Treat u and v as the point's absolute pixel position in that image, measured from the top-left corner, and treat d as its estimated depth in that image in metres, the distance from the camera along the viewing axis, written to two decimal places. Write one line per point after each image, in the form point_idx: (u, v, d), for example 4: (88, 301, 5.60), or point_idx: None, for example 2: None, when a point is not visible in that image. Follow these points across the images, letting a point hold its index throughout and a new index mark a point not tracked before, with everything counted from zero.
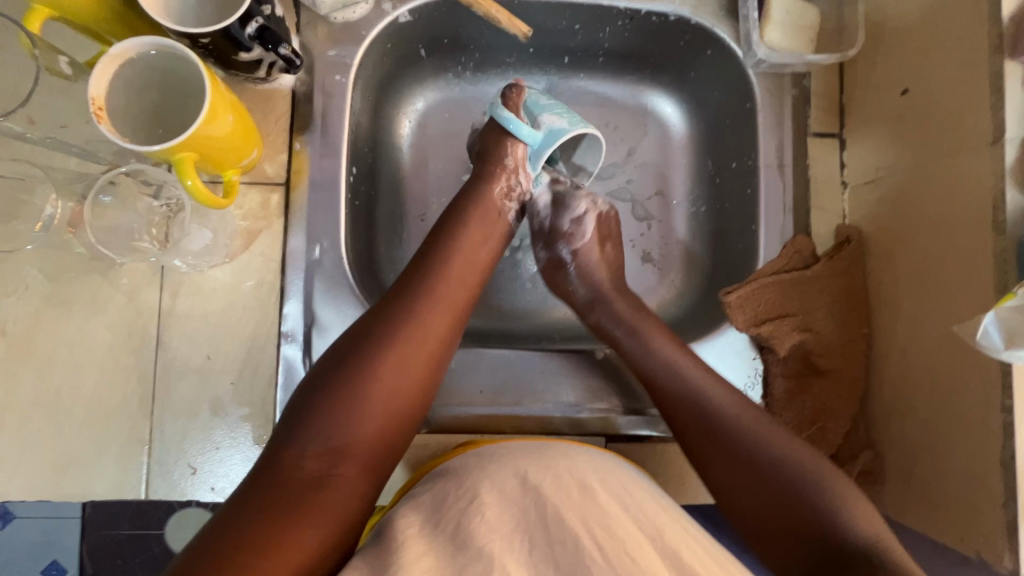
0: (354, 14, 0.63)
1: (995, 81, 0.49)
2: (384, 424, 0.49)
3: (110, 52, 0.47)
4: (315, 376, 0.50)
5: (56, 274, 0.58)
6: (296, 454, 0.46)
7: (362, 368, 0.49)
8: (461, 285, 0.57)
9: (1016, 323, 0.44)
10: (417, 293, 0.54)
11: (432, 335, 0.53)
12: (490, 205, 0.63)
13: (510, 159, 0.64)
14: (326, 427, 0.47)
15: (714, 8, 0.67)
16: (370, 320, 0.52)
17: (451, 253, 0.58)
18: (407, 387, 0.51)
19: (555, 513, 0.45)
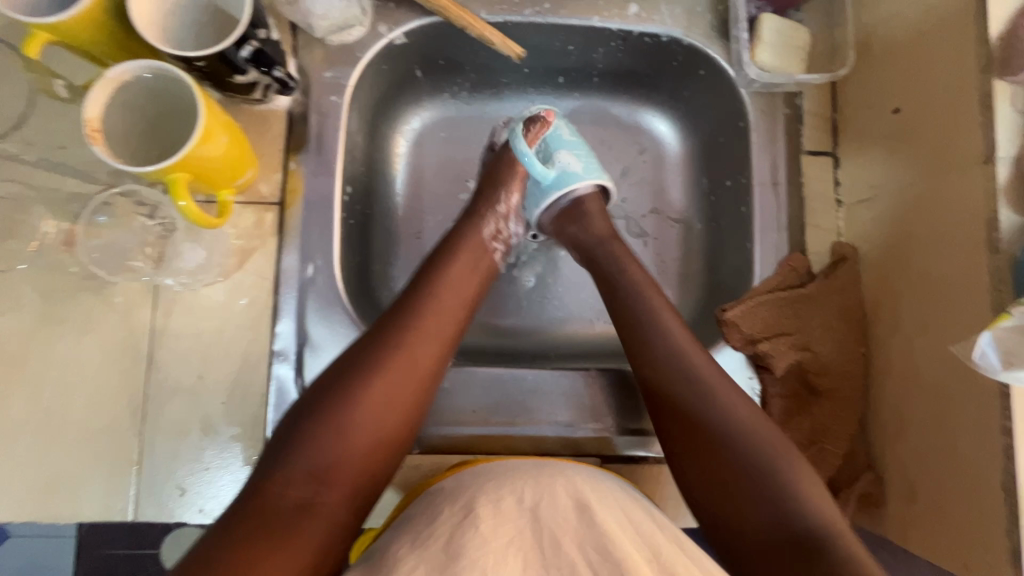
0: (349, 37, 0.64)
1: (986, 101, 0.49)
2: (370, 453, 0.49)
3: (106, 75, 0.47)
4: (302, 404, 0.50)
5: (49, 293, 0.58)
6: (279, 481, 0.46)
7: (349, 396, 0.49)
8: (451, 312, 0.57)
9: (1014, 343, 0.43)
10: (407, 322, 0.54)
11: (420, 365, 0.53)
12: (478, 241, 0.63)
13: (503, 205, 0.66)
14: (311, 455, 0.47)
15: (706, 29, 0.67)
16: (359, 347, 0.52)
17: (443, 282, 0.58)
18: (395, 417, 0.51)
19: (553, 534, 0.45)
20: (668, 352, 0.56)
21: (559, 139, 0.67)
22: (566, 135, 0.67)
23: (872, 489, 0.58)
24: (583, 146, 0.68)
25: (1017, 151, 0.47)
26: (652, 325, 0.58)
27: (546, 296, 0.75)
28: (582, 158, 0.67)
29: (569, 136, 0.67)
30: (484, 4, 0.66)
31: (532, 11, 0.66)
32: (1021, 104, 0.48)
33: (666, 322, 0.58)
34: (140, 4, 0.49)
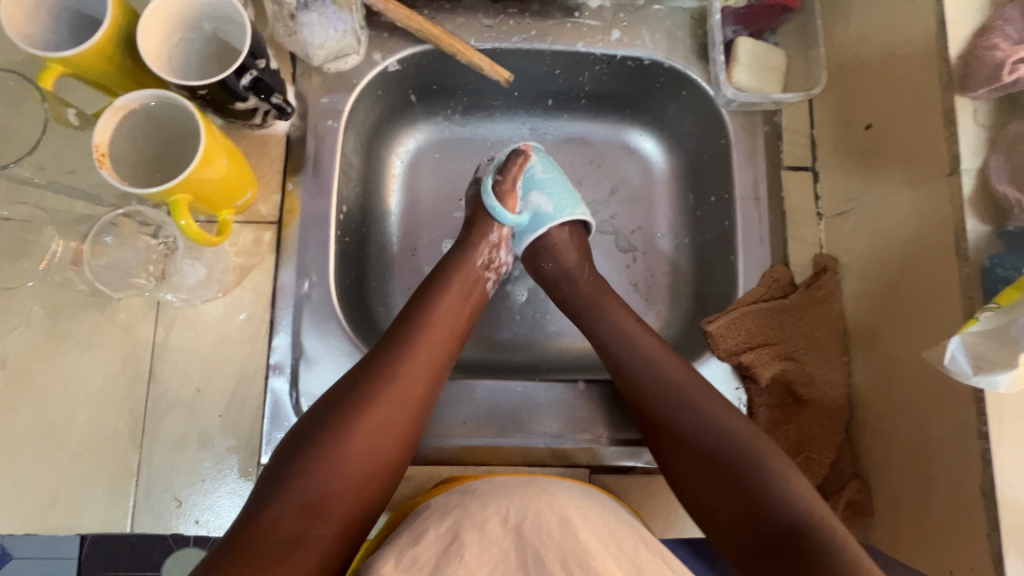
0: (345, 65, 0.67)
1: (949, 116, 0.51)
2: (362, 483, 0.50)
3: (115, 104, 0.50)
4: (294, 437, 0.51)
5: (56, 310, 0.61)
6: (272, 515, 0.47)
7: (341, 429, 0.51)
8: (441, 344, 0.58)
9: (980, 349, 0.44)
10: (397, 355, 0.55)
11: (410, 396, 0.54)
12: (470, 270, 0.64)
13: (494, 236, 0.67)
14: (304, 488, 0.48)
15: (686, 52, 0.70)
16: (350, 380, 0.54)
17: (435, 313, 0.60)
18: (386, 448, 0.52)
19: (537, 554, 0.46)
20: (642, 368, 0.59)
21: (536, 178, 0.70)
22: (541, 172, 0.70)
23: (858, 498, 0.58)
24: (558, 183, 0.70)
25: (981, 164, 0.49)
26: (632, 348, 0.59)
27: (538, 310, 0.77)
28: (557, 194, 0.69)
29: (544, 174, 0.70)
30: (473, 33, 0.69)
31: (519, 39, 0.70)
32: (982, 119, 0.50)
33: (651, 351, 0.59)
34: (148, 38, 0.52)
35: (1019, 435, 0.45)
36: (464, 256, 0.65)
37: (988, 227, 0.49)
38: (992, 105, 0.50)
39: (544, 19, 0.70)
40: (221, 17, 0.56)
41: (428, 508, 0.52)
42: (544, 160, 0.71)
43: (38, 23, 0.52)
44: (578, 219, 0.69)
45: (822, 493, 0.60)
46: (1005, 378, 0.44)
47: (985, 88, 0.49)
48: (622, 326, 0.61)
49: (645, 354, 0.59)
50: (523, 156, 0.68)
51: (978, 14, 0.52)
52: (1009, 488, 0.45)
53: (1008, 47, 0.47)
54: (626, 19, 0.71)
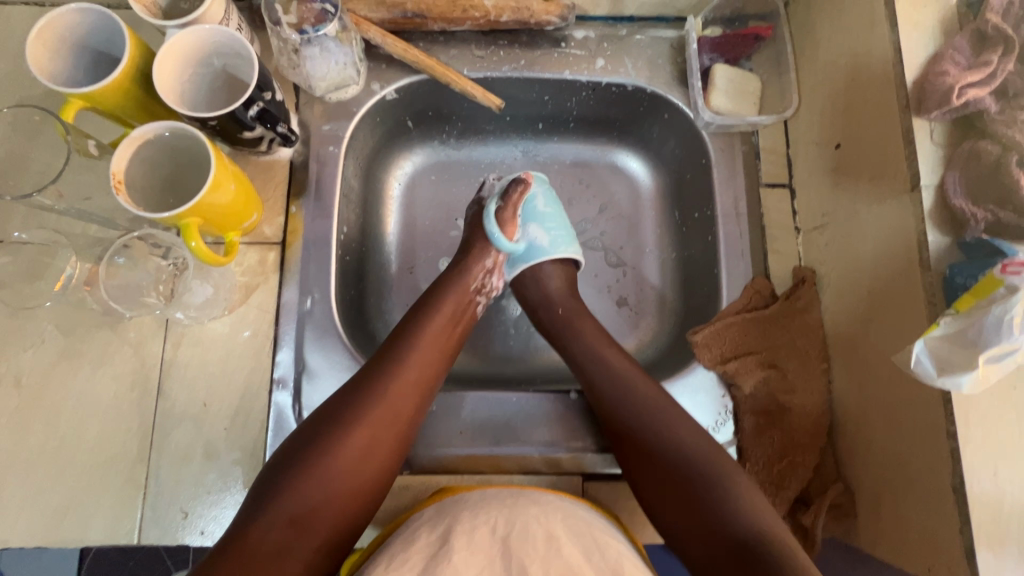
0: (346, 94, 0.72)
1: (908, 135, 0.55)
2: (348, 500, 0.52)
3: (132, 135, 0.53)
4: (286, 452, 0.53)
5: (69, 329, 0.63)
6: (260, 528, 0.48)
7: (332, 445, 0.53)
8: (429, 365, 0.61)
9: (945, 353, 0.48)
10: (388, 376, 0.58)
11: (399, 415, 0.57)
12: (463, 292, 0.67)
13: (491, 261, 0.70)
14: (294, 502, 0.50)
15: (667, 78, 0.75)
16: (342, 399, 0.56)
17: (425, 333, 0.62)
18: (373, 466, 0.55)
19: (521, 566, 0.47)
20: (618, 378, 0.62)
21: (535, 211, 0.73)
22: (542, 207, 0.74)
23: (842, 499, 0.60)
24: (556, 219, 0.74)
25: (939, 179, 0.53)
26: (599, 367, 0.63)
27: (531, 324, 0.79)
28: (552, 228, 0.73)
29: (543, 208, 0.74)
30: (466, 63, 0.74)
31: (509, 68, 0.74)
32: (938, 139, 0.54)
33: (623, 374, 0.62)
34: (162, 74, 0.56)
35: (984, 433, 0.48)
36: (458, 278, 0.68)
37: (948, 238, 0.52)
38: (947, 126, 0.54)
39: (533, 49, 0.75)
40: (230, 53, 0.60)
41: (422, 518, 0.54)
42: (544, 195, 0.74)
43: (60, 59, 0.56)
44: (570, 256, 0.73)
45: (807, 496, 0.63)
46: (967, 379, 0.47)
47: (938, 110, 0.53)
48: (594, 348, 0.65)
49: (615, 376, 0.62)
50: (523, 185, 0.69)
51: (931, 42, 0.56)
52: (977, 485, 0.47)
53: (957, 73, 0.52)
54: (610, 48, 0.75)
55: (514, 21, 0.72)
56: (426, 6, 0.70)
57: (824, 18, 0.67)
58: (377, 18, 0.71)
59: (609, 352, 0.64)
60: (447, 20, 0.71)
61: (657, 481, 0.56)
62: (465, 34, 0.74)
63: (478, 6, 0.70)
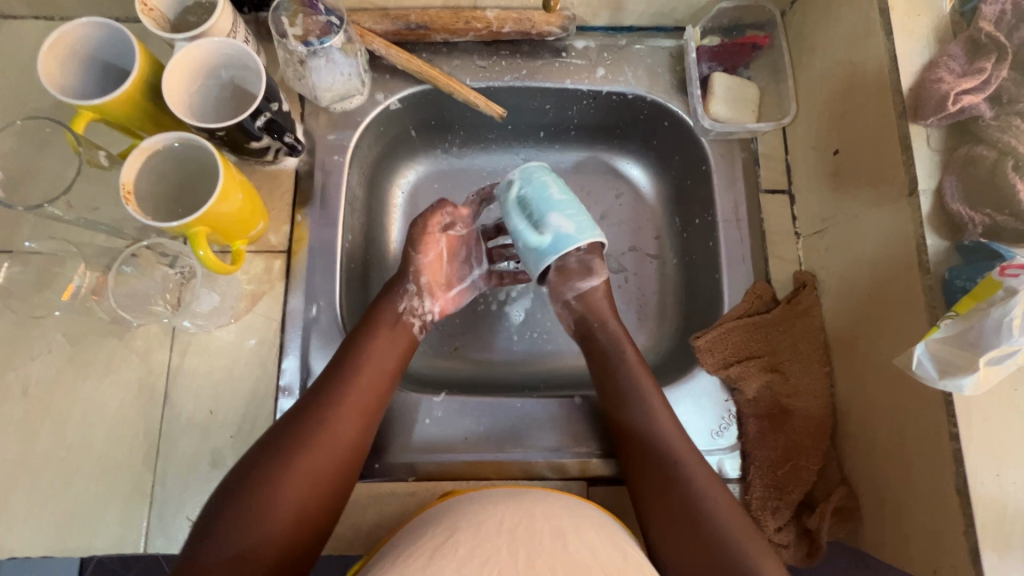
0: (350, 105, 0.73)
1: (905, 141, 0.56)
2: (291, 529, 0.52)
3: (141, 146, 0.55)
4: (228, 484, 0.53)
5: (77, 338, 0.64)
6: (207, 562, 0.49)
7: (273, 475, 0.53)
8: (372, 389, 0.61)
9: (946, 354, 0.48)
10: (324, 402, 0.58)
11: (338, 441, 0.57)
12: (393, 317, 0.66)
13: (414, 283, 0.69)
14: (237, 536, 0.50)
15: (666, 87, 0.76)
16: (281, 429, 0.56)
17: (365, 357, 0.61)
18: (316, 493, 0.54)
19: (528, 554, 0.47)
20: (639, 399, 0.62)
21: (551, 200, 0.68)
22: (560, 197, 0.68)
23: (846, 503, 0.60)
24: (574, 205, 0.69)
25: (936, 184, 0.54)
26: (626, 379, 0.64)
27: (534, 330, 0.80)
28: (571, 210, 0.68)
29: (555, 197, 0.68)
30: (469, 73, 0.75)
31: (511, 77, 0.75)
32: (934, 144, 0.55)
33: (649, 399, 0.62)
34: (172, 86, 0.57)
35: (987, 435, 0.49)
36: (386, 304, 0.67)
37: (947, 241, 0.53)
38: (943, 131, 0.55)
39: (534, 59, 0.76)
40: (237, 65, 0.61)
41: (428, 517, 0.53)
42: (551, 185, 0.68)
43: (70, 74, 0.57)
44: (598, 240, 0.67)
45: (811, 500, 0.63)
46: (969, 381, 0.47)
47: (935, 116, 0.54)
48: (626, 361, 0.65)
49: (638, 396, 0.62)
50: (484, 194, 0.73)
51: (926, 50, 0.57)
52: (980, 485, 0.48)
53: (952, 80, 0.53)
54: (610, 58, 0.76)
55: (516, 31, 0.73)
56: (429, 17, 0.71)
57: (820, 27, 0.68)
58: (381, 30, 0.72)
59: (637, 369, 0.64)
60: (450, 31, 0.72)
61: (667, 514, 0.57)
62: (468, 45, 0.76)
63: (480, 17, 0.72)
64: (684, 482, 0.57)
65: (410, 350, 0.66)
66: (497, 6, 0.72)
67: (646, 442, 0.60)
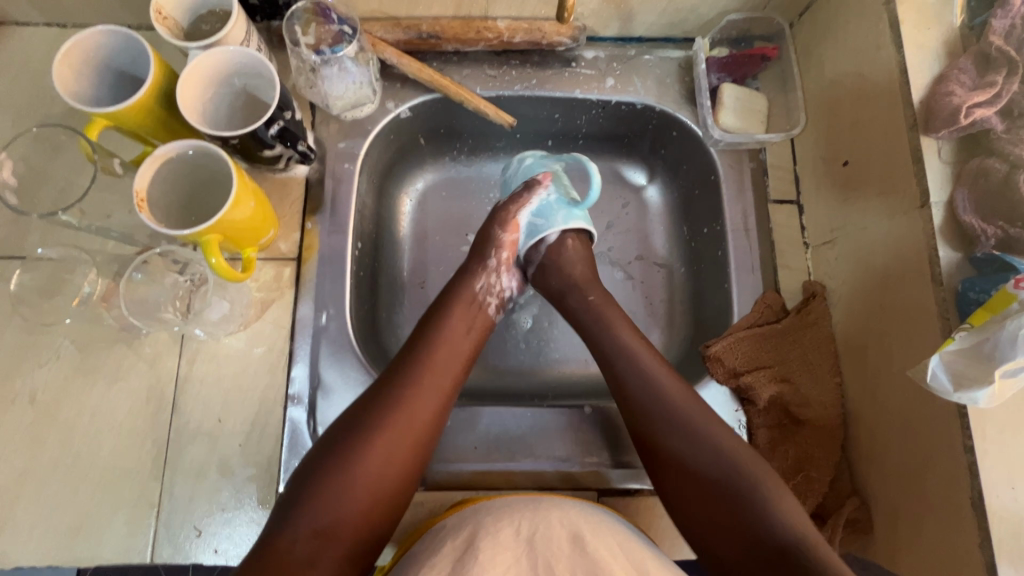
0: (361, 113, 0.73)
1: (916, 154, 0.56)
2: (370, 509, 0.51)
3: (155, 154, 0.55)
4: (309, 463, 0.53)
5: (85, 345, 0.63)
6: (288, 538, 0.48)
7: (354, 452, 0.52)
8: (449, 370, 0.60)
9: (960, 366, 0.49)
10: (408, 381, 0.57)
11: (419, 420, 0.56)
12: (473, 296, 0.66)
13: (493, 260, 0.69)
14: (317, 512, 0.49)
15: (675, 97, 0.76)
16: (362, 405, 0.55)
17: (440, 337, 0.62)
18: (394, 472, 0.53)
19: (548, 563, 0.48)
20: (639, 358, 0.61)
21: (546, 204, 0.71)
22: (558, 220, 0.70)
23: (859, 515, 0.60)
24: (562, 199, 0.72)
25: (948, 197, 0.54)
26: (627, 360, 0.62)
27: (542, 337, 0.80)
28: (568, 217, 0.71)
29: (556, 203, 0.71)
30: (479, 82, 0.75)
31: (521, 87, 0.76)
32: (946, 157, 0.55)
33: (658, 373, 0.60)
34: (186, 94, 0.57)
35: (1002, 448, 0.49)
36: (465, 283, 0.67)
37: (959, 253, 0.53)
38: (954, 144, 0.56)
39: (544, 69, 0.76)
40: (251, 74, 0.61)
41: (442, 527, 0.53)
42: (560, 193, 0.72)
43: (84, 80, 0.57)
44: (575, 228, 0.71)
45: (823, 511, 0.63)
46: (983, 394, 0.48)
47: (946, 129, 0.54)
48: (629, 344, 0.63)
49: (649, 377, 0.60)
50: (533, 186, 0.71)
51: (936, 63, 0.57)
52: (997, 499, 0.48)
53: (963, 93, 0.53)
54: (620, 68, 0.77)
55: (527, 41, 0.73)
56: (440, 27, 0.72)
57: (830, 39, 0.69)
58: (393, 39, 0.72)
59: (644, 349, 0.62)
60: (461, 40, 0.73)
61: (688, 484, 0.54)
62: (478, 54, 0.76)
63: (491, 27, 0.72)
64: (694, 432, 0.56)
65: (485, 329, 0.66)
66: (508, 17, 0.73)
67: (659, 411, 0.57)
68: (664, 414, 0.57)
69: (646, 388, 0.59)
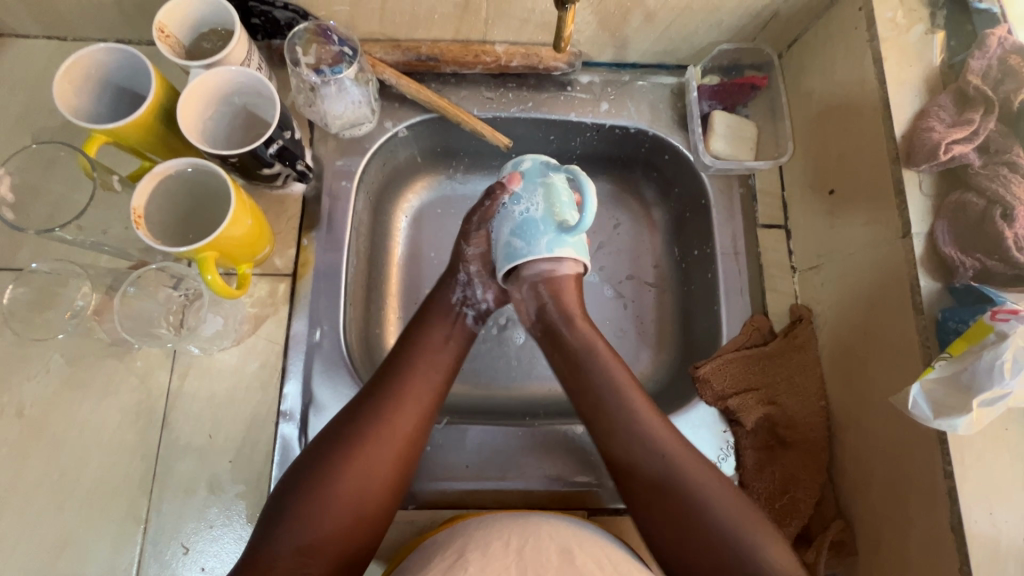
0: (359, 131, 0.74)
1: (898, 187, 0.58)
2: (352, 525, 0.52)
3: (154, 171, 0.55)
4: (289, 481, 0.53)
5: (76, 358, 0.63)
6: (269, 555, 0.49)
7: (333, 469, 0.52)
8: (431, 382, 0.60)
9: (940, 394, 0.50)
10: (388, 394, 0.57)
11: (400, 433, 0.56)
12: (453, 307, 0.66)
13: (464, 273, 0.67)
14: (298, 529, 0.50)
15: (668, 121, 0.78)
16: (343, 421, 0.55)
17: (419, 352, 0.61)
18: (374, 488, 0.53)
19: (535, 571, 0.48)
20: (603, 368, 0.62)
21: (530, 221, 0.63)
22: (540, 247, 0.63)
23: (843, 536, 0.61)
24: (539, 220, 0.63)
25: (929, 229, 0.56)
26: (601, 378, 0.61)
27: (534, 354, 0.80)
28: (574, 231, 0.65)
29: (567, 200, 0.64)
30: (476, 104, 0.77)
31: (517, 109, 0.77)
32: (927, 189, 0.57)
33: (628, 394, 0.60)
34: (186, 112, 0.58)
35: (978, 473, 0.50)
36: (444, 292, 0.67)
37: (939, 284, 0.55)
38: (934, 177, 0.58)
39: (540, 92, 0.78)
40: (251, 93, 0.62)
41: (432, 542, 0.53)
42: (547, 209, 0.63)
43: (84, 97, 0.58)
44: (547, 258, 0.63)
45: (808, 533, 0.64)
46: (961, 421, 0.49)
47: (926, 163, 0.56)
48: (608, 368, 0.62)
49: (610, 380, 0.61)
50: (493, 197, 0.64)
51: (917, 99, 0.60)
52: (975, 524, 0.49)
53: (943, 130, 0.55)
54: (614, 93, 0.79)
55: (523, 66, 0.75)
56: (440, 50, 0.73)
57: (816, 71, 0.71)
58: (392, 60, 0.73)
59: (615, 372, 0.61)
60: (460, 63, 0.74)
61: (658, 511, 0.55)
62: (475, 76, 0.77)
63: (489, 51, 0.74)
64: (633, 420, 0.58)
65: (466, 340, 0.66)
66: (506, 41, 0.74)
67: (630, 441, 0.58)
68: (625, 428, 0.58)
69: (611, 396, 0.60)
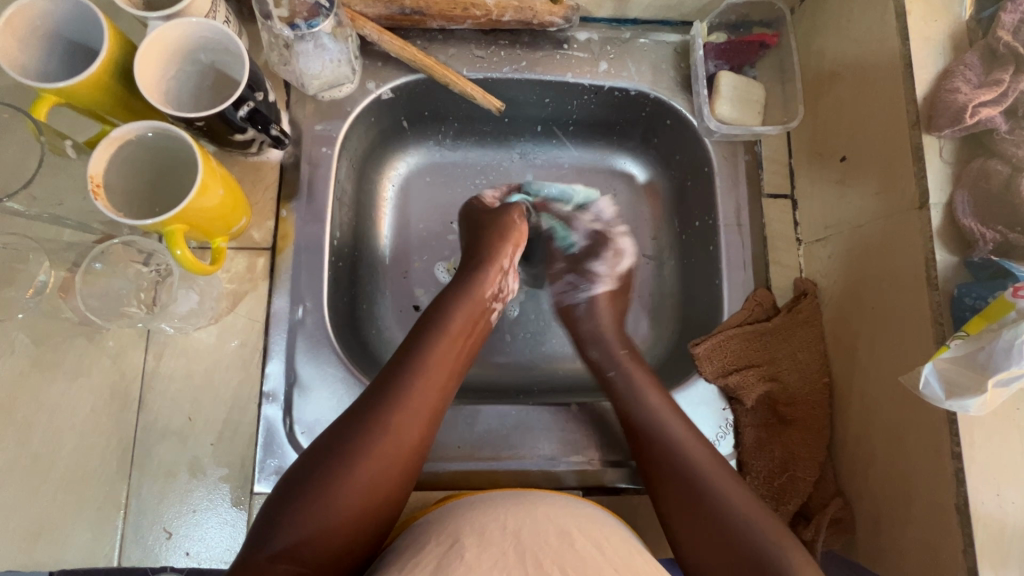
0: (339, 93, 0.68)
1: (917, 153, 0.54)
2: (357, 522, 0.49)
3: (110, 136, 0.51)
4: (295, 472, 0.50)
5: (42, 339, 0.60)
6: (270, 552, 0.45)
7: (342, 461, 0.49)
8: (442, 384, 0.57)
9: (953, 374, 0.48)
10: (393, 391, 0.54)
11: (410, 434, 0.53)
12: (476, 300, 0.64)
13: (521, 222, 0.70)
14: (302, 523, 0.47)
15: (670, 83, 0.73)
16: (350, 417, 0.52)
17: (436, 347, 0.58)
18: (383, 485, 0.50)
19: (535, 555, 0.45)
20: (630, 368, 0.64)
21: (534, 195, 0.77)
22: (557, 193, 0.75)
23: (842, 514, 0.60)
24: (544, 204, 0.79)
25: (947, 199, 0.53)
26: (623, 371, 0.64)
27: (528, 330, 0.78)
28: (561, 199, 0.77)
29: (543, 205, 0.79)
30: (466, 63, 0.71)
31: (510, 69, 0.72)
32: (947, 156, 0.54)
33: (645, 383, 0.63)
34: (144, 68, 0.52)
35: (988, 453, 0.48)
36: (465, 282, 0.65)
37: (955, 257, 0.52)
38: (956, 143, 0.54)
39: (534, 50, 0.72)
40: (218, 50, 0.57)
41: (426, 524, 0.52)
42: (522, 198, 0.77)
43: (31, 51, 0.52)
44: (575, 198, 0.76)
45: (807, 510, 0.62)
46: (973, 402, 0.47)
47: (949, 128, 0.52)
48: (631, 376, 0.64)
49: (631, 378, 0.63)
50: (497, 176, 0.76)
51: (942, 57, 0.55)
52: (982, 505, 0.48)
53: (969, 91, 0.51)
54: (613, 51, 0.73)
55: (516, 20, 0.69)
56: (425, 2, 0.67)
57: (831, 28, 0.66)
58: (374, 14, 0.68)
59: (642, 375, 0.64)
60: (447, 17, 0.68)
61: (686, 505, 0.53)
62: (465, 32, 0.72)
63: (479, 4, 0.67)
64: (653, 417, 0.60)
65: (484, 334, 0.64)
66: None
67: (659, 441, 0.58)
68: (651, 420, 0.59)
69: (643, 403, 0.61)
